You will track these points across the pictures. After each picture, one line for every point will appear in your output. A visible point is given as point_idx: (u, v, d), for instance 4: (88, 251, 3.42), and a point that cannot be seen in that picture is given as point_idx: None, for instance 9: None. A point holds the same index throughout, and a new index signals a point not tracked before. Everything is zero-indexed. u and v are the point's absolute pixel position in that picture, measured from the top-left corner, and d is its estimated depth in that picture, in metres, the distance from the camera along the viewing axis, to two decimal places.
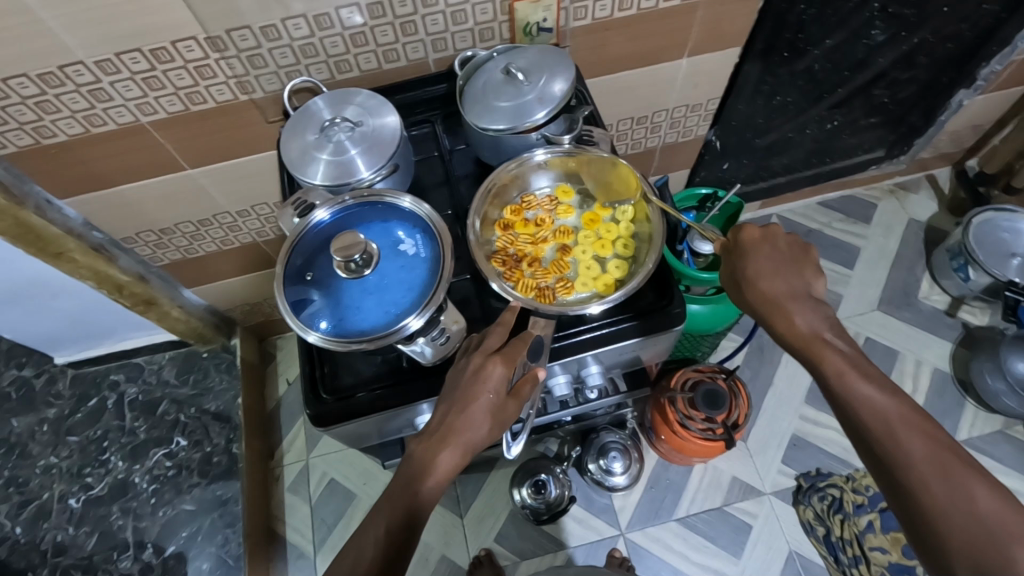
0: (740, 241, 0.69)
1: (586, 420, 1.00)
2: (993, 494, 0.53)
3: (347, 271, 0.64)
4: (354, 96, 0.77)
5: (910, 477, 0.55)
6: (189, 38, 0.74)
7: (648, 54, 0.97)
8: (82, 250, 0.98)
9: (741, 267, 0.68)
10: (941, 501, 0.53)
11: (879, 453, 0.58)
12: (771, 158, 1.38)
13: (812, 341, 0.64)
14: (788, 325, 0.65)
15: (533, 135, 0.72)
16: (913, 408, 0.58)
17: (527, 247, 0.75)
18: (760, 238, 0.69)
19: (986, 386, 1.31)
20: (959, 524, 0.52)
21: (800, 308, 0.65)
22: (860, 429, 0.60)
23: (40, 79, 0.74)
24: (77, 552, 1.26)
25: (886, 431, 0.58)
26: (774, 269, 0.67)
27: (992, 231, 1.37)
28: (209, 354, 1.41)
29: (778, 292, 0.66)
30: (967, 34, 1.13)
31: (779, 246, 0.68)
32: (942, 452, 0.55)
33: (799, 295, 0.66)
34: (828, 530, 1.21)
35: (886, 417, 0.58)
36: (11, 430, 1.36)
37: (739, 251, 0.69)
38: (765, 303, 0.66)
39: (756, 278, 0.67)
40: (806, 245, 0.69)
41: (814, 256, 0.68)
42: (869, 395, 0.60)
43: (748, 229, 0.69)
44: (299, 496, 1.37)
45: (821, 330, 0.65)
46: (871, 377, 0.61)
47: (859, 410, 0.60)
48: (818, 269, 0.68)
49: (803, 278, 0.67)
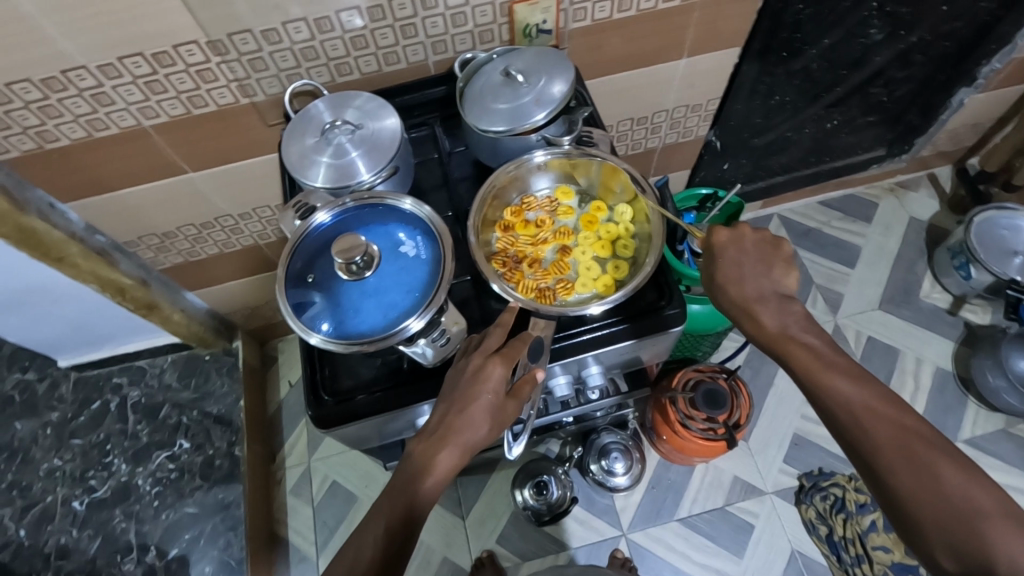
0: (710, 242, 0.69)
1: (587, 421, 1.01)
2: (965, 476, 0.53)
3: (348, 273, 0.64)
4: (354, 98, 0.77)
5: (882, 465, 0.56)
6: (190, 42, 0.74)
7: (647, 55, 0.97)
8: (85, 255, 0.99)
9: (711, 270, 0.68)
10: (912, 486, 0.54)
11: (852, 443, 0.58)
12: (770, 157, 1.38)
13: (781, 340, 0.64)
14: (756, 327, 0.65)
15: (532, 137, 0.72)
16: (879, 395, 0.58)
17: (528, 249, 0.76)
18: (727, 240, 0.69)
19: (987, 384, 1.31)
20: (933, 509, 0.52)
21: (767, 308, 0.65)
22: (830, 420, 0.60)
23: (43, 84, 0.74)
24: (81, 555, 1.27)
25: (854, 420, 0.58)
26: (741, 270, 0.67)
27: (992, 229, 1.37)
28: (211, 357, 1.41)
29: (745, 294, 0.66)
30: (966, 32, 1.13)
31: (745, 245, 0.68)
32: (909, 436, 0.55)
33: (767, 296, 0.66)
34: (830, 529, 1.19)
35: (853, 406, 0.58)
36: (14, 434, 1.36)
37: (707, 253, 0.69)
38: (734, 307, 0.66)
39: (725, 281, 0.67)
40: (775, 241, 0.69)
41: (783, 253, 0.68)
42: (837, 386, 0.59)
43: (717, 231, 0.69)
44: (301, 498, 1.37)
45: (788, 327, 0.65)
46: (841, 370, 0.60)
47: (828, 401, 0.60)
48: (785, 266, 0.68)
49: (771, 277, 0.67)
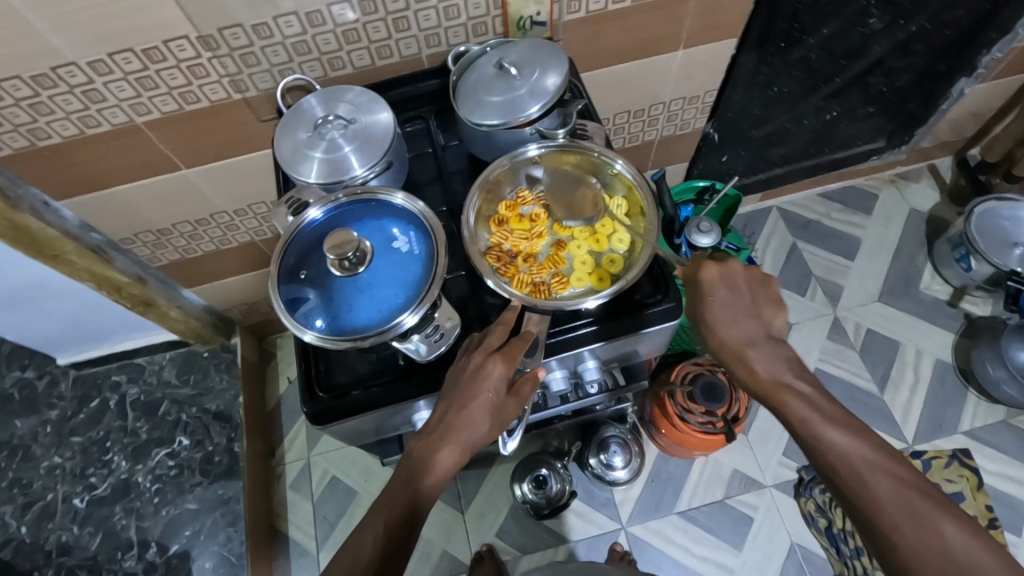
0: (700, 279, 0.68)
1: (585, 415, 1.00)
2: (965, 531, 0.53)
3: (341, 270, 0.63)
4: (346, 93, 0.76)
5: (884, 521, 0.55)
6: (181, 37, 0.74)
7: (642, 46, 0.96)
8: (79, 252, 0.99)
9: (700, 308, 0.67)
10: (915, 543, 0.53)
11: (852, 500, 0.58)
12: (768, 149, 1.37)
13: (774, 388, 0.64)
14: (748, 373, 0.65)
15: (526, 130, 0.72)
16: (877, 449, 0.58)
17: (522, 243, 0.74)
18: (716, 278, 0.67)
19: (988, 375, 1.31)
20: (936, 566, 0.52)
21: (758, 353, 0.65)
22: (828, 474, 0.60)
23: (33, 81, 0.74)
24: (82, 552, 1.27)
25: (854, 474, 0.58)
26: (732, 312, 0.67)
27: (992, 221, 1.36)
28: (210, 354, 1.42)
29: (735, 338, 0.66)
30: (965, 20, 1.12)
31: (737, 285, 0.67)
32: (910, 492, 0.55)
33: (758, 340, 0.66)
34: (829, 522, 1.18)
35: (853, 462, 0.58)
36: (14, 432, 1.36)
37: (698, 290, 0.68)
38: (725, 351, 0.66)
39: (716, 324, 0.66)
40: (765, 277, 0.68)
41: (772, 289, 0.68)
42: (836, 439, 0.59)
43: (706, 268, 0.67)
44: (301, 493, 1.37)
45: (782, 374, 0.65)
46: (835, 420, 0.61)
47: (826, 454, 0.60)
48: (774, 305, 0.67)
49: (761, 320, 0.67)
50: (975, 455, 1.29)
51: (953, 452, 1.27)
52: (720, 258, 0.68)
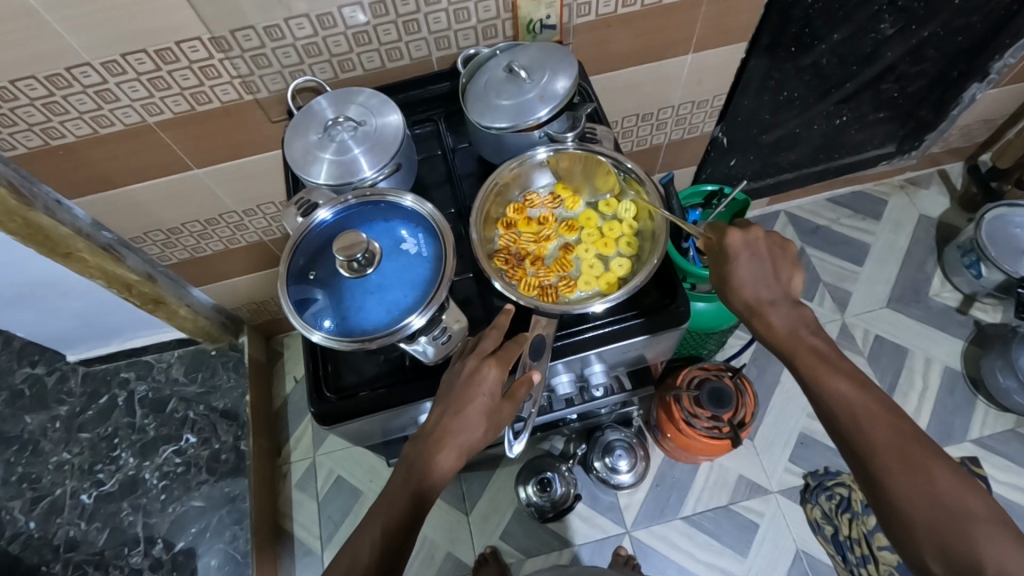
0: (724, 246, 0.67)
1: (591, 418, 1.00)
2: (958, 479, 0.53)
3: (350, 271, 0.64)
4: (357, 95, 0.76)
5: (877, 465, 0.55)
6: (193, 38, 0.74)
7: (652, 50, 0.96)
8: (91, 250, 1.00)
9: (722, 272, 0.67)
10: (905, 486, 0.54)
11: (848, 443, 0.58)
12: (778, 154, 1.37)
13: (788, 341, 0.64)
14: (764, 327, 0.65)
15: (536, 134, 0.72)
16: (879, 399, 0.58)
17: (531, 246, 0.75)
18: (740, 243, 0.67)
19: (997, 383, 1.30)
20: (922, 509, 0.52)
21: (777, 310, 0.65)
22: (829, 420, 0.60)
23: (48, 81, 0.75)
24: (89, 547, 1.28)
25: (853, 421, 0.58)
26: (754, 275, 0.66)
27: (1004, 228, 1.35)
28: (218, 352, 1.43)
29: (755, 296, 0.66)
30: (978, 26, 1.11)
31: (760, 251, 0.67)
32: (906, 440, 0.55)
33: (778, 299, 0.66)
34: (835, 528, 1.19)
35: (852, 408, 0.58)
36: (24, 427, 1.37)
37: (721, 257, 0.67)
38: (744, 309, 0.66)
39: (737, 286, 0.66)
40: (786, 241, 0.68)
41: (791, 252, 0.68)
42: (838, 386, 0.60)
43: (731, 234, 0.67)
44: (306, 492, 1.38)
45: (798, 328, 0.64)
46: (841, 369, 0.61)
47: (829, 401, 0.60)
48: (793, 265, 0.67)
49: (781, 281, 0.66)
50: (983, 464, 1.28)
51: (963, 459, 1.27)
52: (742, 225, 0.68)
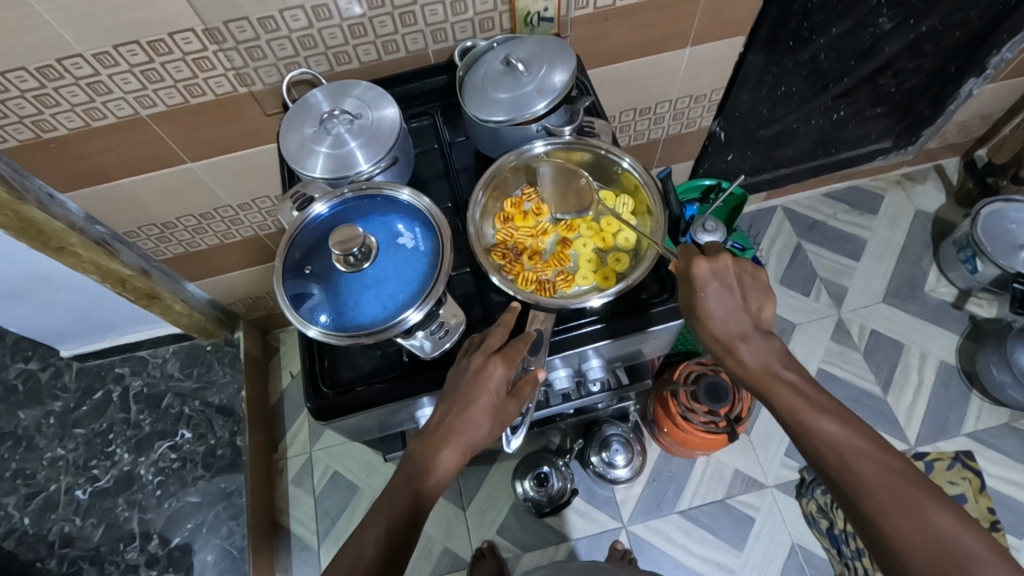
0: (691, 275, 0.65)
1: (588, 413, 1.00)
2: (952, 516, 0.52)
3: (347, 265, 0.64)
4: (353, 88, 0.76)
5: (871, 507, 0.54)
6: (187, 30, 0.74)
7: (649, 43, 0.96)
8: (84, 245, 0.99)
9: (691, 303, 0.66)
10: (901, 526, 0.52)
11: (839, 486, 0.57)
12: (775, 149, 1.37)
13: (763, 378, 0.64)
14: (738, 365, 0.65)
15: (533, 127, 0.71)
16: (866, 437, 0.58)
17: (527, 240, 0.74)
18: (708, 274, 0.64)
19: (992, 378, 1.30)
20: (922, 549, 0.51)
21: (748, 346, 0.65)
22: (818, 463, 0.59)
23: (39, 73, 0.74)
24: (85, 544, 1.27)
25: (842, 462, 0.57)
26: (723, 308, 0.65)
27: (1000, 223, 1.35)
28: (213, 348, 1.42)
29: (726, 332, 0.65)
30: (976, 21, 1.11)
31: (729, 280, 0.65)
32: (896, 479, 0.54)
33: (749, 332, 0.65)
34: (831, 522, 1.19)
35: (840, 449, 0.58)
36: (18, 423, 1.37)
37: (688, 285, 0.66)
38: (716, 343, 0.66)
39: (708, 319, 0.65)
40: (753, 267, 0.67)
41: (758, 280, 0.67)
42: (823, 428, 0.59)
43: (697, 264, 0.64)
44: (302, 488, 1.37)
45: (769, 363, 0.65)
46: (823, 409, 0.60)
47: (815, 443, 0.59)
48: (762, 295, 0.66)
49: (751, 313, 0.66)
50: (977, 458, 1.29)
51: (957, 453, 1.28)
52: (710, 253, 0.65)
